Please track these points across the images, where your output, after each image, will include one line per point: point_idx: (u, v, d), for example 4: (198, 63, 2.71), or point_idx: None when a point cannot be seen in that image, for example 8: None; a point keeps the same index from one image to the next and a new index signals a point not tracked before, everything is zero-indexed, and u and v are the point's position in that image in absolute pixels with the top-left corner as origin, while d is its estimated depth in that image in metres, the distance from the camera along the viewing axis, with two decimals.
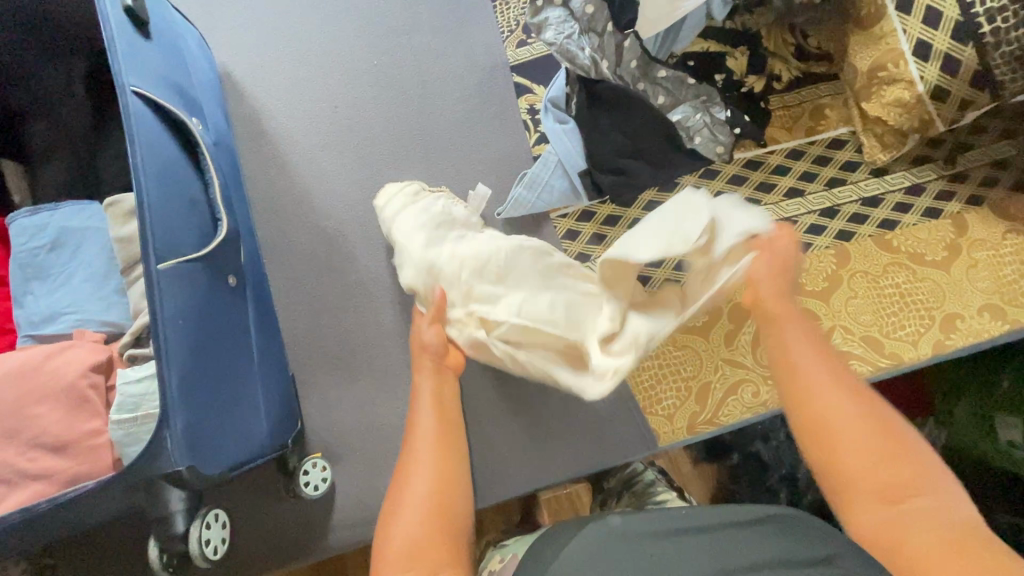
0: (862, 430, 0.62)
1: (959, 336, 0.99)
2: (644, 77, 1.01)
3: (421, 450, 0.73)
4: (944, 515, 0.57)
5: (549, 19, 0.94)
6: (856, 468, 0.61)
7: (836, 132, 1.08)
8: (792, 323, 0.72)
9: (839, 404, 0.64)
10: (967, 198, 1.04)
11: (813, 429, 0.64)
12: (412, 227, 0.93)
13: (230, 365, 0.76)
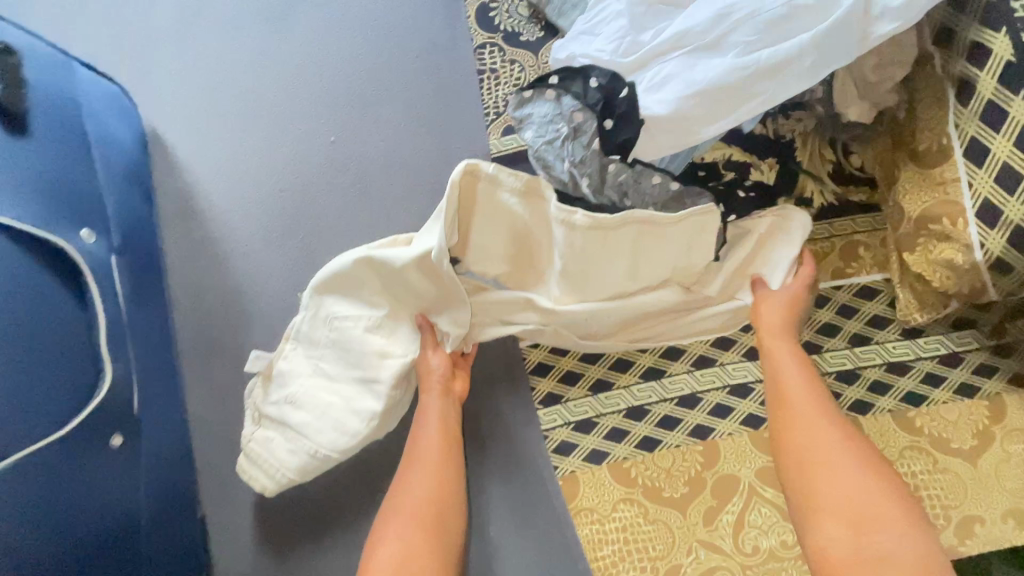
0: (854, 471, 0.67)
1: (975, 542, 0.84)
2: (633, 195, 0.79)
3: (412, 474, 0.76)
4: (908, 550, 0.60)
5: (532, 116, 0.77)
6: (830, 488, 0.67)
7: (867, 277, 0.91)
8: (819, 389, 0.76)
9: (835, 450, 0.69)
10: (1010, 376, 0.88)
11: (801, 470, 0.70)
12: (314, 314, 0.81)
13: (103, 550, 0.66)
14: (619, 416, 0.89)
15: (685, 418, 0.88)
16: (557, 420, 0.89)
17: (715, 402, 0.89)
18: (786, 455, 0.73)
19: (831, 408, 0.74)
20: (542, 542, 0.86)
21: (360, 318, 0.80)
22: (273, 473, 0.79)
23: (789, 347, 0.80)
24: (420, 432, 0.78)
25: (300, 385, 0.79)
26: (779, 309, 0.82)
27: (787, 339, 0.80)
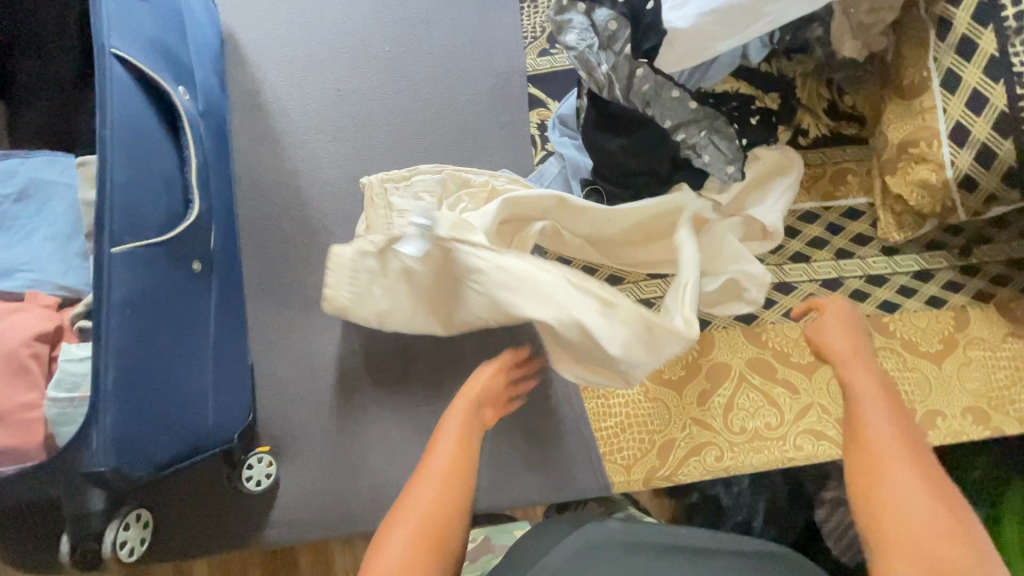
0: (930, 512, 0.60)
1: (937, 433, 0.95)
2: (655, 102, 0.88)
3: (433, 463, 0.68)
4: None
5: (572, 23, 0.87)
6: (904, 538, 0.59)
7: (853, 200, 1.03)
8: (871, 388, 0.74)
9: (913, 480, 0.63)
10: (974, 291, 0.99)
11: (876, 499, 0.63)
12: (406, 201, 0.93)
13: (179, 356, 0.73)
14: None
15: None
16: None
17: None
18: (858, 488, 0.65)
19: (906, 427, 0.69)
20: (555, 415, 0.98)
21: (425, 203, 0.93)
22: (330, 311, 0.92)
23: (866, 370, 0.78)
24: (449, 422, 0.74)
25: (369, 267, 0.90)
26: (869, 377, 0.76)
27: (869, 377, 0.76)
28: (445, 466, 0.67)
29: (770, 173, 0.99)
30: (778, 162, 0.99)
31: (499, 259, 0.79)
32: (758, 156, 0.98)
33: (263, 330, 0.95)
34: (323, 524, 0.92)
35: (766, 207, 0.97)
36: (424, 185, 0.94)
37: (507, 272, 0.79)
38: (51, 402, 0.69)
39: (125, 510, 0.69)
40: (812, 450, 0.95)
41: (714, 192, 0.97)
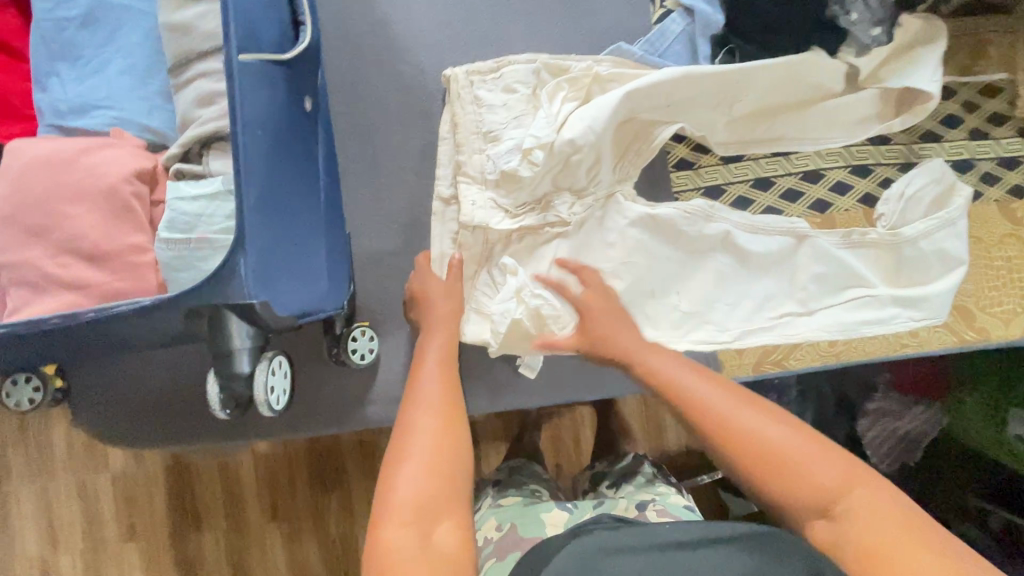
0: (786, 435, 0.58)
1: None
2: None
3: (425, 421, 0.63)
4: (876, 504, 0.54)
5: None
6: (788, 467, 0.57)
7: (992, 76, 0.95)
8: (660, 364, 0.70)
9: (731, 408, 0.62)
10: None
11: (727, 438, 0.60)
12: (499, 100, 0.85)
13: (296, 199, 0.64)
14: (746, 185, 0.93)
15: (808, 192, 0.93)
16: (691, 184, 0.93)
17: (837, 179, 0.94)
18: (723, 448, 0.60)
19: (725, 380, 0.66)
20: None
21: (514, 104, 0.85)
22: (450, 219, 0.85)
23: (664, 350, 0.74)
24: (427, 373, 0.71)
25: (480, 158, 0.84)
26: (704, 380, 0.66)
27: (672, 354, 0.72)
28: (436, 436, 0.62)
29: (919, 42, 0.89)
30: (922, 32, 0.88)
31: (644, 221, 0.87)
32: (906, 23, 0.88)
33: (358, 198, 0.87)
34: None
35: (912, 77, 0.87)
36: (518, 77, 0.85)
37: (636, 212, 0.87)
38: (164, 244, 0.61)
39: (273, 352, 0.59)
40: (927, 337, 0.93)
41: (854, 56, 0.88)
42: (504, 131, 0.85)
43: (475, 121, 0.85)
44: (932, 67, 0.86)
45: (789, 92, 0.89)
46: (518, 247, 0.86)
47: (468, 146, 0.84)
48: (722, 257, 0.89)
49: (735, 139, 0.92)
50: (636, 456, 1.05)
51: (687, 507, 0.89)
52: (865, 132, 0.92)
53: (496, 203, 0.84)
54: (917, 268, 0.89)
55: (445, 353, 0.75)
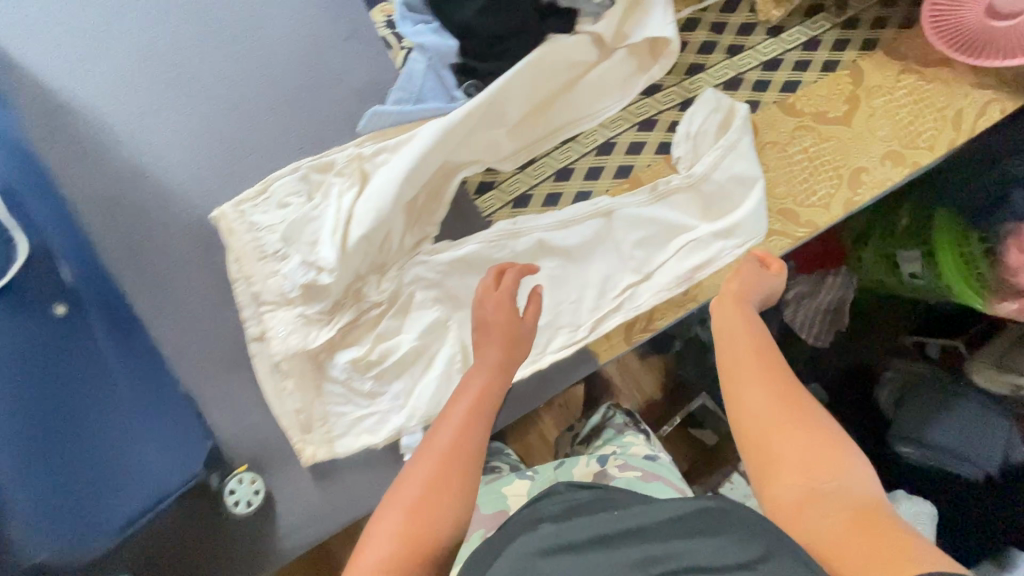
0: (763, 402, 0.60)
1: (866, 190, 0.99)
2: None
3: (413, 470, 0.59)
4: (856, 489, 0.52)
5: None
6: (777, 428, 0.57)
7: None
8: (728, 326, 0.70)
9: (748, 355, 0.65)
10: (861, 43, 1.00)
11: (738, 415, 0.61)
12: (280, 216, 0.84)
13: (79, 416, 0.64)
14: (549, 181, 0.94)
15: (607, 164, 0.95)
16: (498, 202, 0.93)
17: (628, 141, 0.96)
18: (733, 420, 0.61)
19: (761, 347, 0.66)
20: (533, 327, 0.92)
21: (296, 211, 0.85)
22: (276, 340, 0.82)
23: (744, 309, 0.72)
24: (444, 418, 0.64)
25: (281, 272, 0.83)
26: (744, 337, 0.67)
27: (741, 304, 0.73)
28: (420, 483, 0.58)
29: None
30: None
31: (464, 258, 0.88)
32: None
33: (181, 352, 0.84)
34: (337, 512, 0.87)
35: (648, 29, 0.90)
36: (287, 194, 0.85)
37: (454, 254, 0.88)
38: None
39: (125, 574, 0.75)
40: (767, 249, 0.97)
41: (591, 26, 0.90)
42: (291, 243, 0.83)
43: (254, 247, 0.83)
44: (660, 13, 0.90)
45: (547, 83, 0.91)
46: (357, 336, 0.86)
47: (260, 273, 0.83)
48: (552, 259, 0.92)
49: (524, 148, 0.94)
50: (607, 409, 1.15)
51: (646, 454, 1.00)
52: (633, 91, 0.95)
53: (307, 317, 0.84)
54: (720, 198, 0.93)
55: (478, 388, 0.68)
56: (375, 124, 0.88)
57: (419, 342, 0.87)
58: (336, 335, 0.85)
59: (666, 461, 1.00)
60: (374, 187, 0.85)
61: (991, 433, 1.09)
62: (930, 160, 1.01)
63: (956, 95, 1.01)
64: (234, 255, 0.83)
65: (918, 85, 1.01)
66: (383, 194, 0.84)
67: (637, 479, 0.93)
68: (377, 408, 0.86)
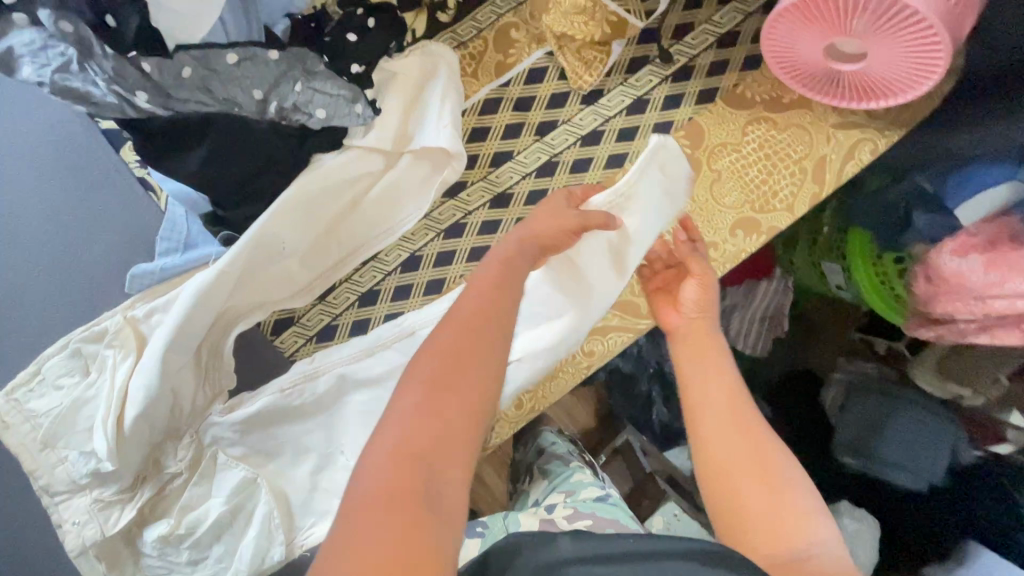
0: (749, 469, 0.65)
1: (716, 267, 0.87)
2: (206, 86, 0.69)
3: (456, 397, 0.53)
4: (828, 554, 0.59)
5: (17, 48, 0.61)
6: (751, 483, 0.64)
7: (529, 60, 0.84)
8: (701, 350, 0.73)
9: (720, 405, 0.69)
10: (697, 96, 0.86)
11: (705, 450, 0.67)
12: (55, 402, 0.78)
13: None
14: (353, 308, 0.86)
15: (415, 279, 0.86)
16: (299, 340, 0.85)
17: (436, 252, 0.86)
18: (700, 447, 0.68)
19: (732, 382, 0.71)
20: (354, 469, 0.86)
21: (69, 395, 0.78)
22: (72, 531, 0.78)
23: (720, 362, 0.73)
24: (414, 360, 0.56)
25: (65, 461, 0.77)
26: (716, 385, 0.70)
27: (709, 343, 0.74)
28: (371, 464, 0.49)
29: (417, 80, 0.81)
30: (420, 72, 0.81)
31: (260, 412, 0.82)
32: (388, 72, 0.79)
33: None
34: None
35: (429, 129, 0.80)
36: (60, 371, 0.79)
37: (250, 411, 0.82)
38: None
39: None
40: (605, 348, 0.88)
41: (361, 137, 0.79)
42: (70, 430, 0.78)
43: (33, 437, 0.77)
44: (438, 105, 0.80)
45: (324, 208, 0.80)
46: (165, 507, 0.82)
47: (42, 465, 0.77)
48: (364, 395, 0.85)
49: (317, 278, 0.84)
50: (541, 432, 1.21)
51: (597, 496, 1.01)
52: (433, 194, 0.84)
53: (104, 500, 0.79)
54: (540, 303, 0.85)
55: (474, 305, 0.59)
56: (141, 284, 0.81)
57: (229, 504, 0.81)
58: (142, 509, 0.80)
59: (616, 498, 1.02)
60: (143, 363, 0.77)
61: (933, 458, 1.08)
62: (790, 222, 0.88)
63: (817, 141, 0.87)
64: (14, 449, 0.78)
65: (768, 135, 0.87)
66: (149, 362, 0.76)
67: (592, 527, 0.94)
68: (201, 574, 0.80)
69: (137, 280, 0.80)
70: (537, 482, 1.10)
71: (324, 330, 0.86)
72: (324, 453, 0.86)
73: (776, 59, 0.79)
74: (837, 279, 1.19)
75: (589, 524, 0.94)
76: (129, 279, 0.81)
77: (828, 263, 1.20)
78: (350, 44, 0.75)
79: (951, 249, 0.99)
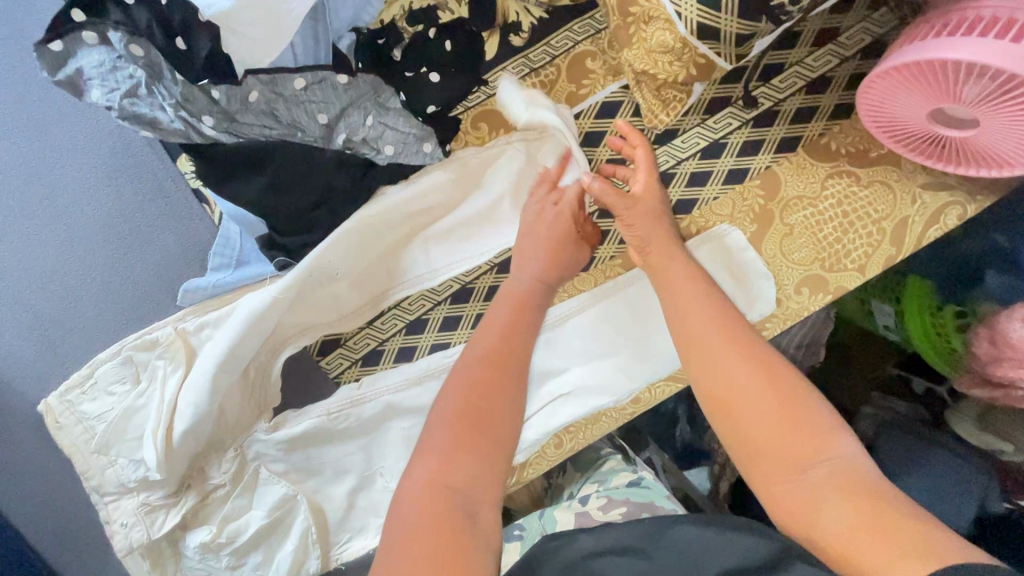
0: (765, 414, 0.58)
1: (777, 325, 0.83)
2: (274, 111, 0.67)
3: (489, 427, 0.60)
4: (849, 464, 0.55)
5: (84, 69, 0.57)
6: (759, 421, 0.57)
7: (602, 93, 0.80)
8: (672, 287, 0.67)
9: (723, 347, 0.61)
10: (777, 143, 0.81)
11: (717, 396, 0.60)
12: (105, 407, 0.79)
13: None
14: (401, 335, 0.85)
15: (465, 312, 0.85)
16: (344, 362, 0.85)
17: (488, 285, 0.84)
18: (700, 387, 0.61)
19: (724, 315, 0.63)
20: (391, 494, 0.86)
21: (120, 402, 0.79)
22: (119, 532, 0.80)
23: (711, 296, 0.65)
24: (448, 390, 0.62)
25: (115, 464, 0.79)
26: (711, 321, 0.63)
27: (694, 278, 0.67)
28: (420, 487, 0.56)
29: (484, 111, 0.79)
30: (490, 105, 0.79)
31: (301, 429, 0.82)
32: (457, 99, 0.76)
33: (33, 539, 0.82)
34: None
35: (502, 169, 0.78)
36: (112, 378, 0.79)
37: (293, 430, 0.82)
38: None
39: None
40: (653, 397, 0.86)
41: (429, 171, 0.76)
42: (120, 438, 0.78)
43: (86, 439, 0.79)
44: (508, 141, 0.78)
45: (384, 238, 0.79)
46: (206, 515, 0.83)
47: (94, 467, 0.79)
48: (404, 425, 0.85)
49: (367, 305, 0.83)
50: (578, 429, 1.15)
51: (630, 480, 0.93)
52: (491, 228, 0.82)
53: (150, 504, 0.80)
54: (589, 345, 0.84)
55: (489, 344, 0.65)
56: (193, 299, 0.80)
57: (269, 518, 0.82)
58: (185, 516, 0.82)
59: (651, 480, 0.93)
60: (195, 379, 0.77)
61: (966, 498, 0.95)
62: (860, 284, 0.83)
63: (901, 201, 0.81)
64: (66, 449, 0.79)
65: (849, 191, 0.81)
66: (201, 378, 0.77)
67: (627, 513, 0.86)
68: None
69: (190, 296, 0.80)
70: (569, 475, 1.03)
71: (370, 355, 0.85)
72: (362, 477, 0.86)
73: (872, 114, 0.73)
74: (886, 320, 1.14)
75: (625, 511, 0.87)
76: (182, 293, 0.80)
77: (879, 302, 1.14)
78: (431, 83, 0.74)
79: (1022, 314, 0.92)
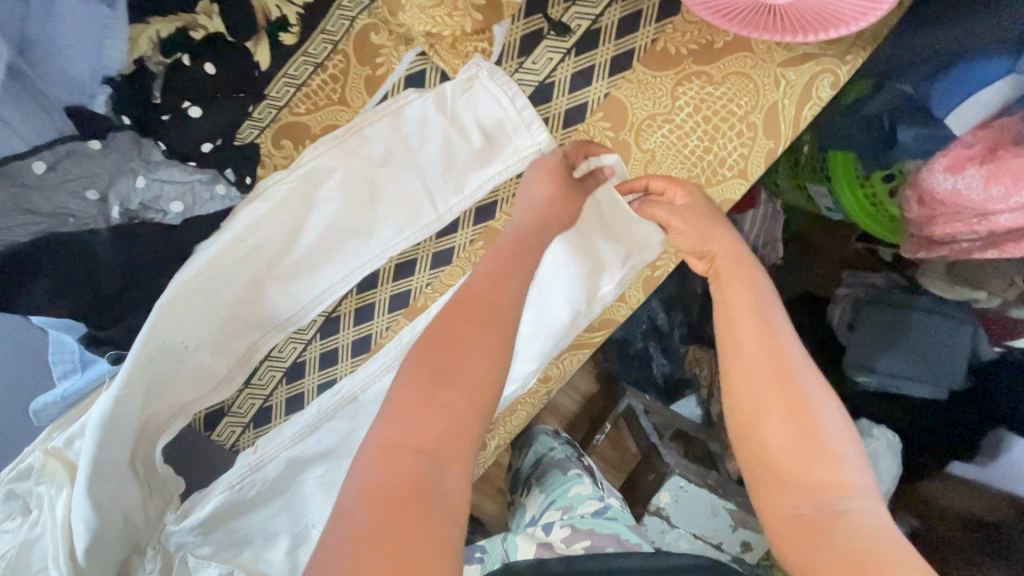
0: (784, 431, 0.52)
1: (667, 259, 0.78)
2: (28, 204, 0.60)
3: (455, 392, 0.49)
4: (863, 517, 0.47)
5: None
6: (775, 428, 0.52)
7: (403, 67, 0.71)
8: (725, 281, 0.60)
9: (752, 334, 0.56)
10: (610, 64, 0.71)
11: (734, 394, 0.55)
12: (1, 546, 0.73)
13: None
14: (283, 386, 0.80)
15: (339, 343, 0.79)
16: (236, 430, 0.81)
17: (353, 310, 0.79)
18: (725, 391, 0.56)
19: (760, 294, 0.58)
20: None
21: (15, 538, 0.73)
22: None
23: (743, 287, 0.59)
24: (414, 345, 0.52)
25: None
26: (741, 297, 0.58)
27: (740, 264, 0.61)
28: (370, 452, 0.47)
29: (281, 125, 0.71)
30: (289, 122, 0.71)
31: (214, 501, 0.76)
32: (246, 124, 0.69)
33: None
34: None
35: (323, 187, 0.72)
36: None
37: (201, 511, 0.76)
38: None
39: None
40: (562, 369, 0.82)
41: (263, 207, 0.70)
42: None
43: None
44: (311, 154, 0.70)
45: (223, 292, 0.71)
46: None
47: None
48: (312, 472, 0.81)
49: (234, 370, 0.76)
50: (538, 432, 1.01)
51: (595, 510, 0.78)
52: (333, 250, 0.75)
53: None
54: None
55: (479, 292, 0.54)
56: (49, 417, 0.76)
57: None
58: None
59: (618, 509, 0.80)
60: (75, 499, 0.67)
61: (949, 363, 0.88)
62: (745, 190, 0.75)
63: (764, 88, 0.72)
64: None
65: (704, 93, 0.72)
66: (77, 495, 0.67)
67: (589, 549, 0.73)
68: None
69: (45, 413, 0.75)
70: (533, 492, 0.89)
71: (258, 412, 0.81)
72: (291, 537, 0.81)
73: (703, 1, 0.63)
74: (826, 203, 1.00)
75: (587, 546, 0.74)
76: (36, 413, 0.75)
77: (815, 185, 1.00)
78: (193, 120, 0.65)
79: (942, 166, 0.77)
